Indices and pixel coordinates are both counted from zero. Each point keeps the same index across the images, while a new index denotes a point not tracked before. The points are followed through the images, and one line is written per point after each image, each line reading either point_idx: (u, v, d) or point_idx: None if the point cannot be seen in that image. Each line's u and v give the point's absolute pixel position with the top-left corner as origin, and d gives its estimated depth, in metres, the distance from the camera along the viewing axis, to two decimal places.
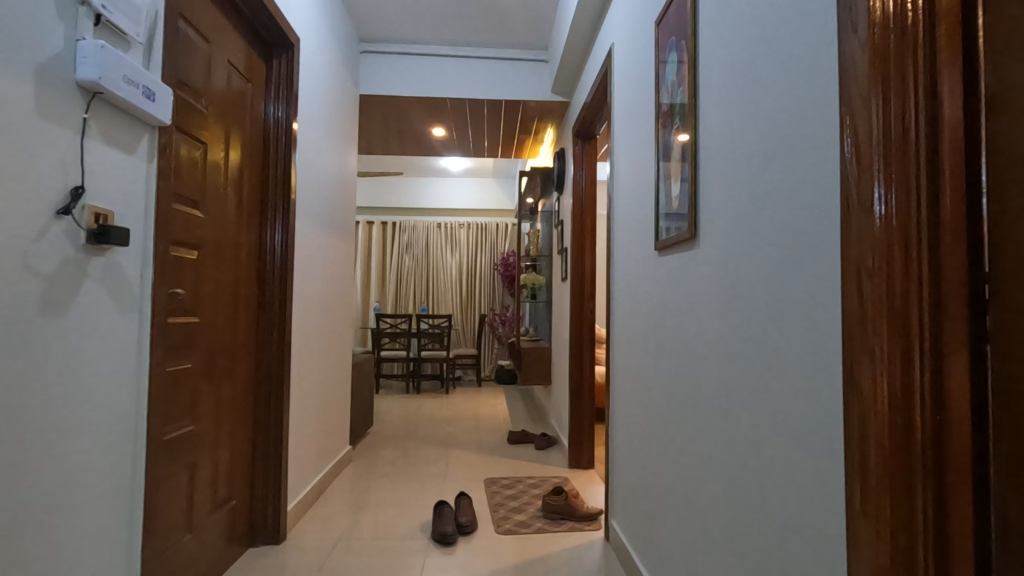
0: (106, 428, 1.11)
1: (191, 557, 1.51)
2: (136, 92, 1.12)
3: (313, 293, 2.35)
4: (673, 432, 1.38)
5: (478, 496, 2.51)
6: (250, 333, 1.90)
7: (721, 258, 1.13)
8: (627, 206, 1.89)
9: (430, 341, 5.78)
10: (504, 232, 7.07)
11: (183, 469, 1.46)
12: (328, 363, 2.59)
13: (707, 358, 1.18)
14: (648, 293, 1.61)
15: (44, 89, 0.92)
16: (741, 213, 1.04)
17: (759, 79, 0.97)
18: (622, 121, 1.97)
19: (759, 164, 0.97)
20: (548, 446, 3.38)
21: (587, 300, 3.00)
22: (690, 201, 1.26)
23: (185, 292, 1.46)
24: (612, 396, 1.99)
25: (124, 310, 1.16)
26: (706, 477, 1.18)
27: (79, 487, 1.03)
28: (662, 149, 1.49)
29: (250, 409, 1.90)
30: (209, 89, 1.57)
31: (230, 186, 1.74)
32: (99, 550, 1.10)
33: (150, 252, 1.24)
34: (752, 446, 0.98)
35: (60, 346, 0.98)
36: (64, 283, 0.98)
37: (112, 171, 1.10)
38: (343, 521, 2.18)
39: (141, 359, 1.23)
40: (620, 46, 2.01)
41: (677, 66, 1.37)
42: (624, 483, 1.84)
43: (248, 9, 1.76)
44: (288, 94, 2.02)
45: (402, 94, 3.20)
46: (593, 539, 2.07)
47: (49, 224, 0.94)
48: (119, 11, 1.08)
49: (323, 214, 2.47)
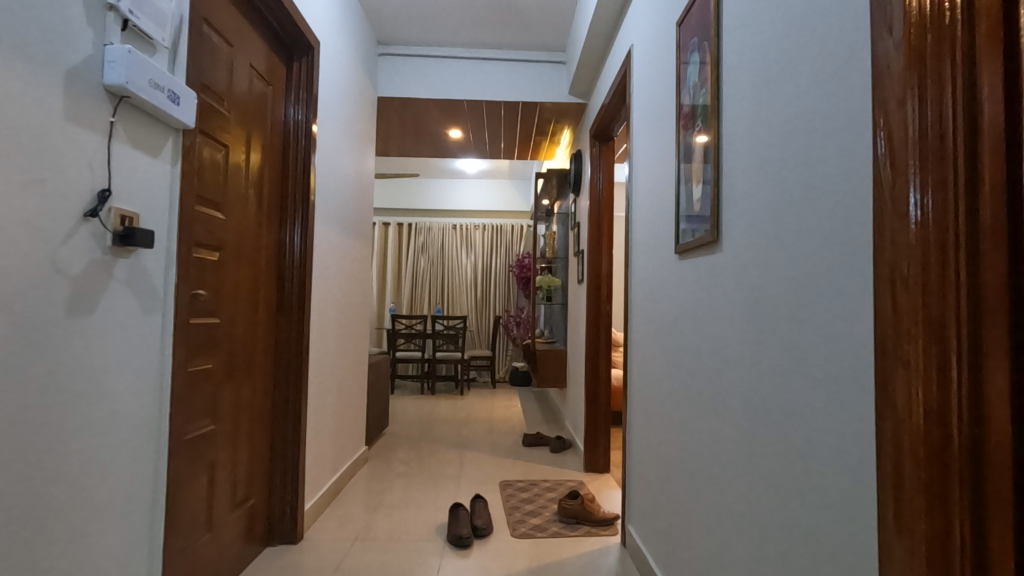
0: (129, 428, 1.12)
1: (211, 556, 1.53)
2: (161, 95, 1.13)
3: (330, 295, 2.36)
4: (694, 438, 1.36)
5: (493, 499, 2.51)
6: (269, 333, 1.91)
7: (744, 262, 1.11)
8: (646, 208, 1.88)
9: (445, 342, 5.80)
10: (519, 233, 7.07)
11: (203, 468, 1.47)
12: (345, 364, 2.61)
13: (730, 363, 1.16)
14: (668, 297, 1.59)
15: (73, 94, 0.94)
16: (766, 216, 1.02)
17: (787, 80, 0.95)
18: (642, 122, 1.96)
19: (787, 166, 0.95)
20: (563, 449, 3.36)
21: (603, 302, 2.99)
22: (712, 204, 1.25)
23: (207, 293, 1.47)
24: (630, 401, 1.97)
25: (147, 311, 1.17)
26: (729, 485, 1.15)
27: (100, 489, 1.03)
28: (683, 151, 1.47)
29: (268, 409, 1.92)
30: (231, 92, 1.59)
31: (251, 188, 1.75)
32: (122, 548, 1.11)
33: (174, 253, 1.25)
34: (778, 455, 0.96)
35: (86, 348, 0.99)
36: (91, 285, 0.99)
37: (137, 173, 1.11)
38: (359, 522, 2.19)
39: (165, 360, 1.24)
40: (639, 47, 2.00)
41: (699, 67, 1.35)
42: (642, 489, 1.81)
43: (269, 13, 1.78)
44: (308, 96, 2.04)
45: (420, 96, 3.21)
46: (609, 544, 2.05)
47: (76, 227, 0.95)
48: (146, 16, 1.09)
49: (341, 215, 2.49)
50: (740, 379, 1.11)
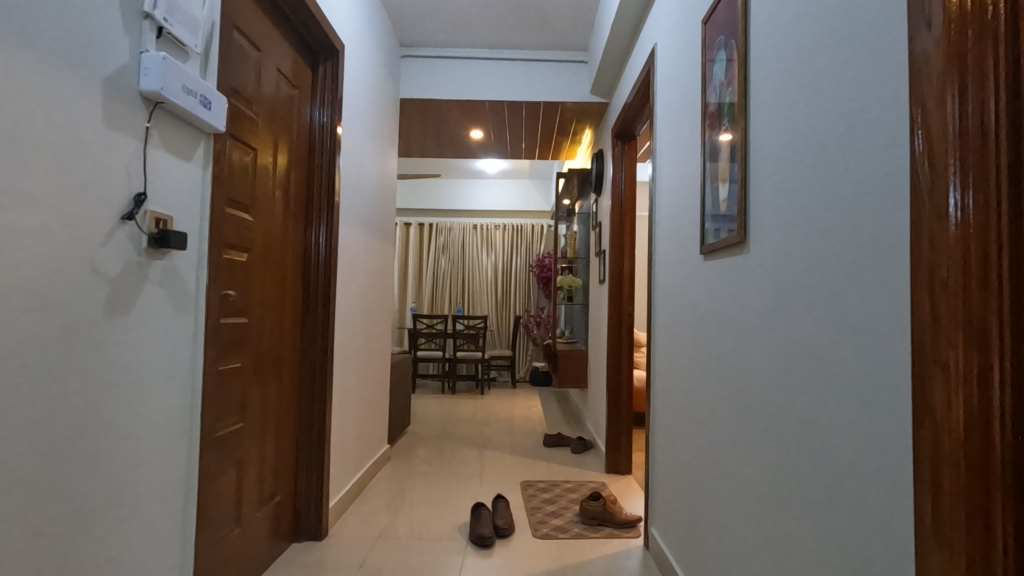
0: (162, 425, 1.15)
1: (239, 551, 1.56)
2: (194, 100, 1.16)
3: (354, 295, 2.39)
4: (719, 440, 1.34)
5: (515, 499, 2.51)
6: (295, 333, 1.94)
7: (772, 263, 1.09)
8: (671, 208, 1.86)
9: (465, 342, 5.81)
10: (540, 232, 7.06)
11: (232, 464, 1.50)
12: (368, 363, 2.63)
13: (759, 366, 1.13)
14: (693, 298, 1.57)
15: (111, 100, 0.96)
16: (797, 214, 1.00)
17: (819, 78, 0.93)
18: (665, 121, 1.94)
19: (818, 164, 0.93)
20: (584, 450, 3.34)
21: (625, 303, 2.96)
22: (740, 204, 1.23)
23: (236, 293, 1.50)
24: (653, 403, 1.96)
25: (180, 311, 1.20)
26: (757, 489, 1.13)
27: (136, 485, 1.06)
28: (708, 150, 1.46)
29: (294, 407, 1.95)
30: (259, 95, 1.62)
31: (278, 190, 1.79)
32: (155, 544, 1.14)
33: (205, 254, 1.28)
34: (810, 459, 0.93)
35: (122, 347, 1.02)
36: (126, 285, 1.02)
37: (171, 177, 1.14)
38: (382, 520, 2.21)
39: (196, 358, 1.27)
40: (663, 46, 1.98)
41: (726, 64, 1.34)
42: (665, 491, 1.80)
43: (295, 18, 1.81)
44: (333, 99, 2.06)
45: (441, 97, 3.23)
46: (631, 547, 2.04)
47: (113, 230, 0.98)
48: (179, 23, 1.12)
49: (364, 216, 2.51)
50: (769, 381, 1.09)
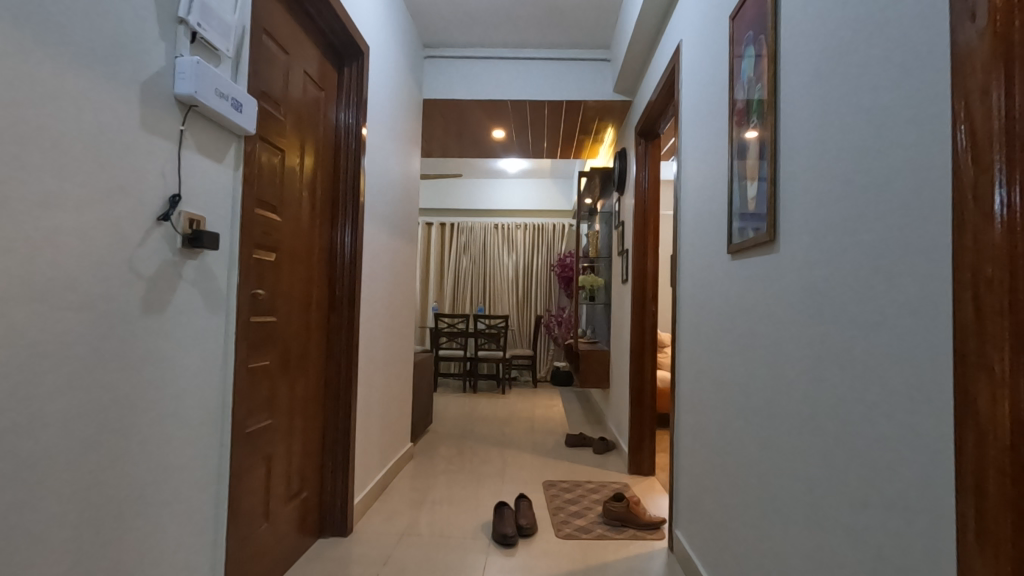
0: (196, 422, 1.17)
1: (268, 546, 1.59)
2: (226, 104, 1.18)
3: (379, 294, 2.41)
4: (747, 442, 1.32)
5: (537, 498, 2.51)
6: (321, 331, 1.97)
7: (802, 263, 1.07)
8: (696, 207, 1.84)
9: (487, 341, 5.83)
10: (561, 232, 7.04)
11: (261, 460, 1.53)
12: (392, 362, 2.66)
13: (790, 366, 1.11)
14: (720, 297, 1.55)
15: (149, 105, 0.99)
16: (830, 211, 0.98)
17: (854, 74, 0.91)
18: (691, 118, 1.92)
19: (851, 160, 0.91)
20: (606, 451, 3.32)
21: (649, 302, 2.93)
22: (769, 203, 1.20)
23: (265, 293, 1.53)
24: (677, 404, 1.94)
25: (212, 310, 1.22)
26: (786, 492, 1.11)
27: (170, 479, 1.09)
28: (736, 148, 1.43)
29: (320, 404, 1.98)
30: (287, 98, 1.65)
31: (305, 191, 1.81)
32: (188, 537, 1.17)
33: (235, 254, 1.30)
34: (843, 461, 0.91)
35: (158, 344, 1.04)
36: (162, 285, 1.05)
37: (204, 179, 1.17)
38: (405, 517, 2.23)
39: (227, 356, 1.29)
40: (689, 43, 1.95)
41: (755, 60, 1.31)
42: (690, 492, 1.78)
43: (322, 21, 1.83)
44: (358, 101, 2.09)
45: (464, 97, 3.25)
46: (655, 549, 2.02)
47: (150, 231, 1.01)
48: (212, 28, 1.14)
49: (388, 215, 2.53)
50: (800, 381, 1.06)
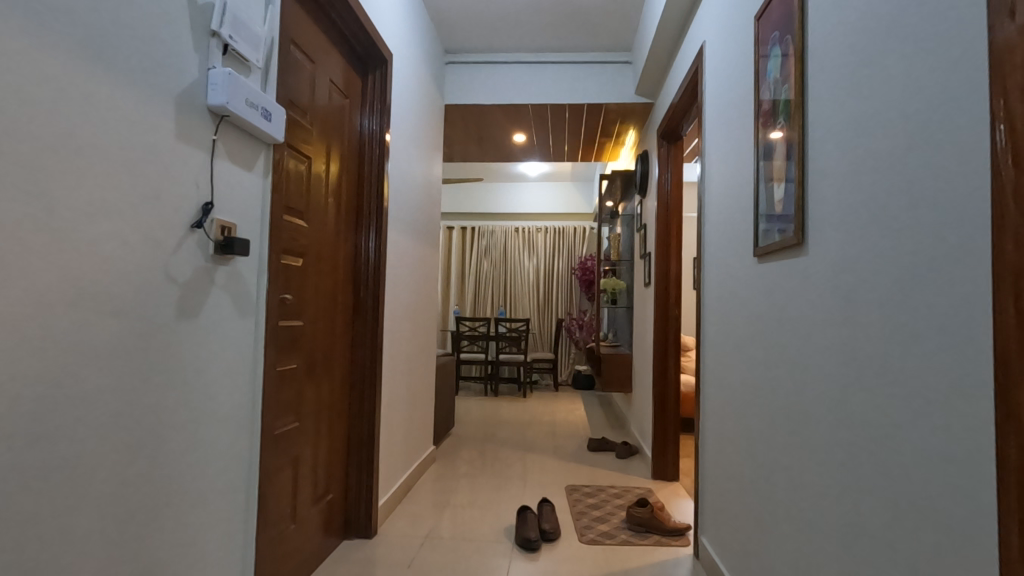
0: (227, 424, 1.20)
1: (294, 546, 1.61)
2: (256, 113, 1.21)
3: (402, 299, 2.43)
4: (775, 447, 1.30)
5: (560, 503, 2.50)
6: (346, 335, 2.00)
7: (833, 266, 1.05)
8: (721, 210, 1.81)
9: (508, 345, 5.84)
10: (582, 235, 7.02)
11: (288, 462, 1.55)
12: (415, 365, 2.68)
13: (821, 370, 1.09)
14: (746, 301, 1.53)
15: (184, 116, 1.02)
16: (862, 211, 0.95)
17: (885, 73, 0.89)
18: (715, 119, 1.90)
19: (884, 159, 0.89)
20: (629, 455, 3.30)
21: (672, 305, 2.90)
22: (797, 205, 1.18)
23: (292, 297, 1.55)
24: (703, 409, 1.91)
25: (242, 314, 1.25)
26: (817, 500, 1.09)
27: (203, 480, 1.12)
28: (762, 150, 1.41)
29: (345, 406, 2.00)
30: (313, 106, 1.68)
31: (330, 197, 1.84)
32: (220, 537, 1.19)
33: (264, 260, 1.33)
34: (878, 468, 0.89)
35: (191, 349, 1.07)
36: (195, 291, 1.08)
37: (235, 187, 1.20)
38: (428, 520, 2.24)
39: (257, 359, 1.32)
40: (713, 43, 1.93)
41: (781, 60, 1.29)
42: (716, 498, 1.76)
43: (347, 30, 1.87)
44: (382, 108, 2.12)
45: (485, 102, 3.27)
46: (680, 555, 1.99)
47: (184, 238, 1.03)
48: (242, 40, 1.17)
49: (411, 220, 2.56)
50: (832, 386, 1.04)
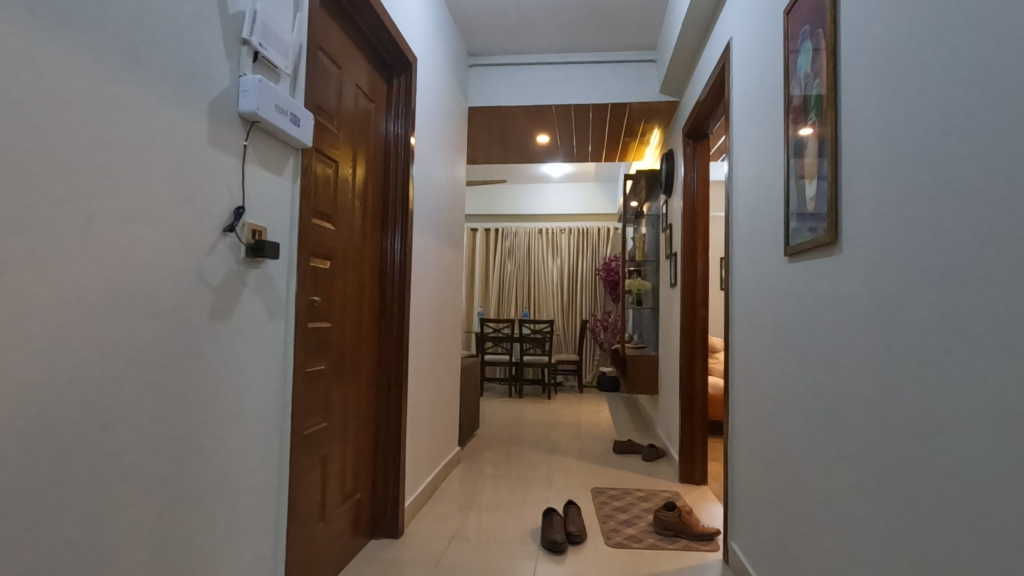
0: (258, 423, 1.23)
1: (323, 544, 1.64)
2: (285, 119, 1.24)
3: (427, 301, 2.45)
4: (808, 452, 1.27)
5: (586, 505, 2.48)
6: (372, 336, 2.02)
7: (868, 264, 1.02)
8: (749, 209, 1.78)
9: (532, 346, 5.83)
10: (606, 236, 6.97)
11: (317, 461, 1.58)
12: (441, 366, 2.70)
13: (857, 370, 1.06)
14: (777, 301, 1.50)
15: (217, 122, 1.05)
16: (900, 207, 0.92)
17: (925, 65, 0.86)
18: (743, 116, 1.86)
19: (924, 154, 0.86)
20: (656, 458, 3.26)
21: (699, 306, 2.86)
22: (829, 203, 1.15)
23: (320, 299, 1.58)
24: (732, 411, 1.88)
25: (273, 316, 1.27)
26: (854, 504, 1.06)
27: (235, 477, 1.15)
28: (793, 146, 1.38)
29: (372, 407, 2.02)
30: (340, 111, 1.71)
31: (357, 200, 1.87)
32: (252, 534, 1.22)
33: (293, 262, 1.35)
34: (920, 472, 0.86)
35: (224, 349, 1.10)
36: (228, 293, 1.10)
37: (265, 191, 1.22)
38: (454, 521, 2.25)
39: (287, 360, 1.34)
40: (739, 40, 1.90)
41: (812, 54, 1.26)
42: (746, 503, 1.72)
43: (372, 35, 1.89)
44: (406, 111, 2.14)
45: (508, 104, 3.27)
46: (709, 560, 1.96)
47: (217, 241, 1.06)
48: (272, 47, 1.20)
49: (436, 222, 2.58)
50: (869, 388, 1.01)
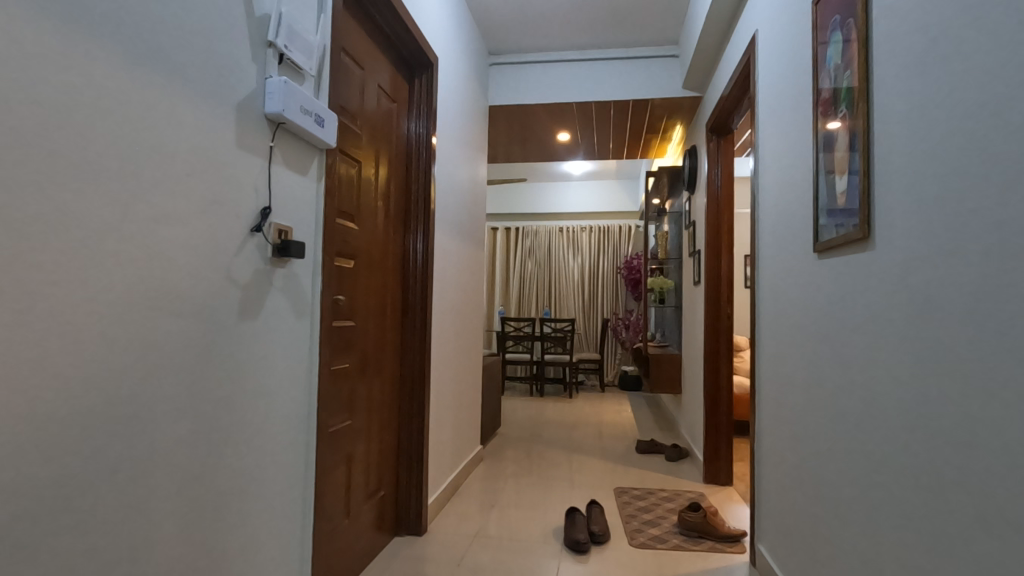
0: (285, 420, 1.25)
1: (348, 541, 1.66)
2: (310, 120, 1.25)
3: (449, 300, 2.46)
4: (839, 453, 1.24)
5: (609, 505, 2.46)
6: (395, 335, 2.04)
7: (901, 260, 0.99)
8: (776, 205, 1.74)
9: (553, 345, 5.82)
10: (627, 234, 6.91)
11: (342, 459, 1.60)
12: (463, 365, 2.70)
13: (889, 368, 1.02)
14: (806, 299, 1.47)
15: (244, 125, 1.07)
16: (935, 202, 0.89)
17: (962, 54, 0.83)
18: (768, 111, 1.83)
19: (960, 146, 0.83)
20: (679, 458, 3.22)
21: (724, 304, 2.82)
22: (861, 198, 1.12)
23: (344, 298, 1.60)
24: (759, 411, 1.84)
25: (299, 315, 1.29)
26: (886, 506, 1.03)
27: (264, 474, 1.17)
28: (822, 140, 1.35)
29: (395, 405, 2.04)
30: (363, 112, 1.72)
31: (380, 200, 1.88)
32: (280, 528, 1.24)
33: (318, 262, 1.37)
34: (956, 472, 0.83)
35: (252, 348, 1.12)
36: (256, 293, 1.12)
37: (290, 191, 1.24)
38: (476, 519, 2.25)
39: (312, 359, 1.36)
40: (765, 33, 1.86)
41: (842, 46, 1.23)
42: (774, 504, 1.69)
43: (394, 35, 1.90)
44: (428, 111, 2.15)
45: (528, 102, 3.27)
46: (735, 562, 1.93)
47: (245, 240, 1.08)
48: (297, 49, 1.21)
49: (457, 221, 2.58)
50: (901, 386, 0.98)
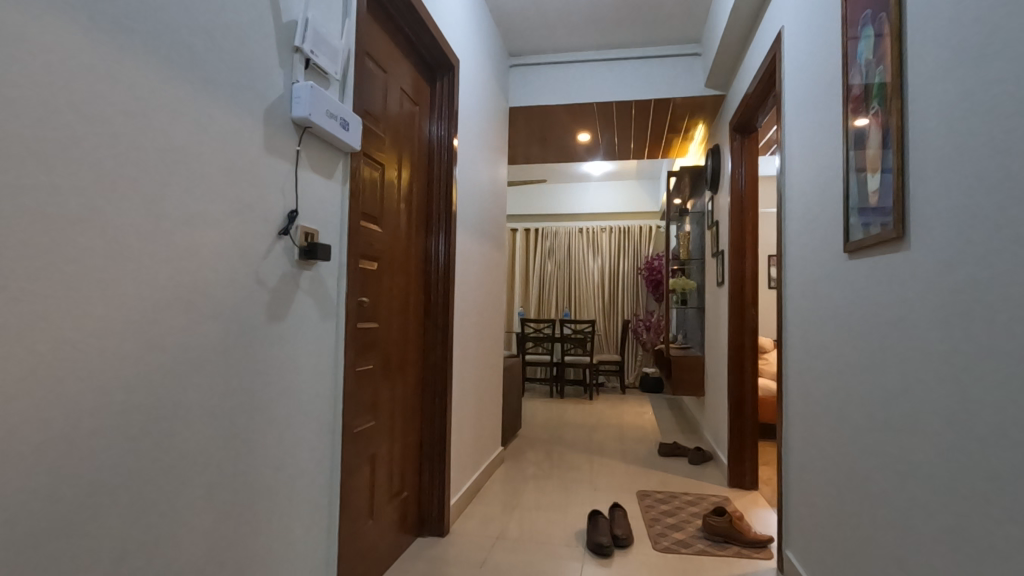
0: (311, 420, 1.26)
1: (372, 541, 1.67)
2: (335, 123, 1.26)
3: (470, 301, 2.46)
4: (871, 458, 1.20)
5: (632, 508, 2.44)
6: (418, 336, 2.04)
7: (936, 261, 0.97)
8: (804, 204, 1.71)
9: (574, 346, 5.79)
10: (648, 234, 6.85)
11: (366, 459, 1.61)
12: (484, 366, 2.71)
13: (922, 372, 1.00)
14: (835, 299, 1.43)
15: (272, 130, 1.09)
16: (971, 202, 0.87)
17: (1000, 50, 0.81)
18: (795, 108, 1.79)
19: (997, 146, 0.81)
20: (703, 462, 3.17)
21: (749, 306, 2.77)
22: (896, 196, 1.09)
23: (368, 300, 1.61)
24: (787, 413, 1.80)
25: (324, 316, 1.30)
26: (918, 512, 1.00)
27: (290, 474, 1.18)
28: (853, 137, 1.31)
29: (418, 406, 2.05)
30: (385, 115, 1.73)
31: (402, 202, 1.89)
32: (307, 528, 1.25)
33: (342, 264, 1.38)
34: (993, 481, 0.80)
35: (279, 350, 1.13)
36: (283, 295, 1.14)
37: (316, 194, 1.25)
38: (498, 521, 2.25)
39: (337, 360, 1.37)
40: (792, 29, 1.83)
41: (874, 40, 1.20)
42: (803, 510, 1.65)
43: (416, 38, 1.91)
44: (449, 113, 2.16)
45: (548, 103, 3.26)
46: (762, 568, 1.89)
47: (273, 243, 1.10)
48: (323, 54, 1.23)
49: (478, 222, 2.58)
50: (935, 390, 0.95)
